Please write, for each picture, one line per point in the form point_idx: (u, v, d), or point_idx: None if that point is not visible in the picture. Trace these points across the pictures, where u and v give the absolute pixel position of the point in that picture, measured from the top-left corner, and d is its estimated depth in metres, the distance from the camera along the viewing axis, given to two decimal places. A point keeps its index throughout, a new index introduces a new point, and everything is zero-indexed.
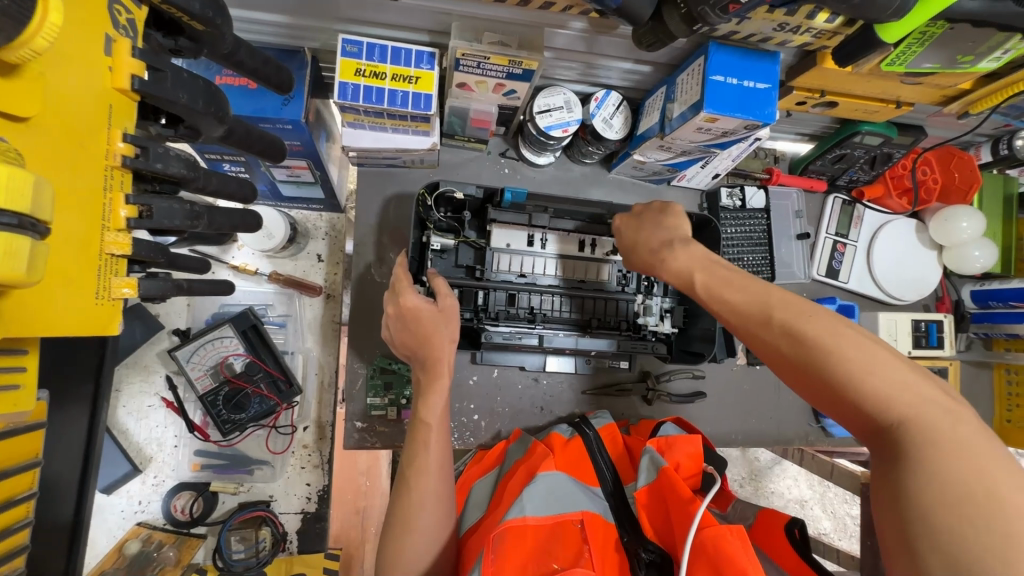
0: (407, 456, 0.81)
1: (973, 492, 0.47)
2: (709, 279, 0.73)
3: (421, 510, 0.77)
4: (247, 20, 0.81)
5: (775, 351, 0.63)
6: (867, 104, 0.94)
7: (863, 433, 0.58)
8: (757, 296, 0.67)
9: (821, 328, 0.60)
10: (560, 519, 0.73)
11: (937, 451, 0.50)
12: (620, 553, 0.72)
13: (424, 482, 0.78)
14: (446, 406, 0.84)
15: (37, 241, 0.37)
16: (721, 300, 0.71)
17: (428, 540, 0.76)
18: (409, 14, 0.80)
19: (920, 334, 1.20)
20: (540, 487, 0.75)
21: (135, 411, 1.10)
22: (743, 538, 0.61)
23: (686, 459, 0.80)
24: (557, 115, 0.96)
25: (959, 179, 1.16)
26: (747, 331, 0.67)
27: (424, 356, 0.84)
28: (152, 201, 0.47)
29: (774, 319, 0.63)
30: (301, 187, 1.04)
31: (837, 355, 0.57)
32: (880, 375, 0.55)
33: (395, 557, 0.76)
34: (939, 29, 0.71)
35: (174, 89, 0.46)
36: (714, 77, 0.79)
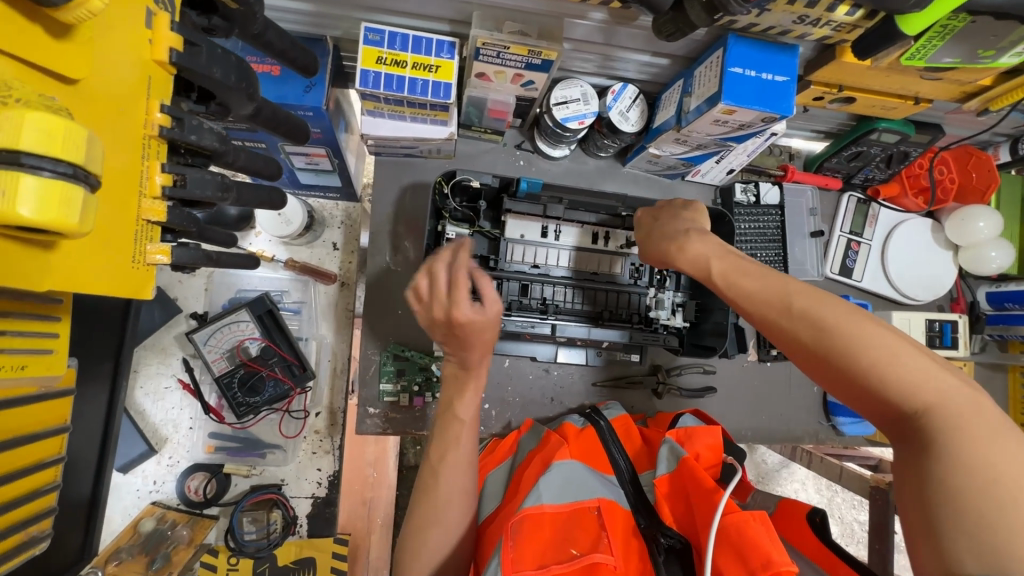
0: (438, 449, 0.82)
1: (1002, 478, 0.47)
2: (726, 279, 0.71)
3: (446, 509, 0.77)
4: (272, 7, 0.83)
5: (795, 343, 0.62)
6: (885, 100, 0.93)
7: (883, 420, 0.58)
8: (775, 285, 0.65)
9: (843, 318, 0.59)
10: (577, 506, 0.73)
11: (965, 437, 0.50)
12: (642, 538, 0.72)
13: (451, 479, 0.78)
14: (475, 412, 0.84)
15: (89, 194, 0.38)
16: (740, 289, 0.69)
17: (447, 534, 0.77)
18: (430, 3, 0.81)
19: (934, 334, 1.19)
20: (555, 474, 0.76)
21: (152, 393, 1.13)
22: (766, 525, 0.62)
23: (706, 450, 0.81)
24: (574, 107, 0.97)
25: (976, 180, 1.16)
26: (766, 322, 0.65)
27: (467, 360, 0.82)
28: (186, 171, 0.48)
29: (795, 311, 0.62)
30: (319, 174, 1.06)
31: (862, 343, 0.56)
32: (906, 365, 0.55)
33: (417, 550, 0.77)
34: (960, 22, 0.71)
35: (208, 64, 0.48)
36: (733, 69, 0.80)
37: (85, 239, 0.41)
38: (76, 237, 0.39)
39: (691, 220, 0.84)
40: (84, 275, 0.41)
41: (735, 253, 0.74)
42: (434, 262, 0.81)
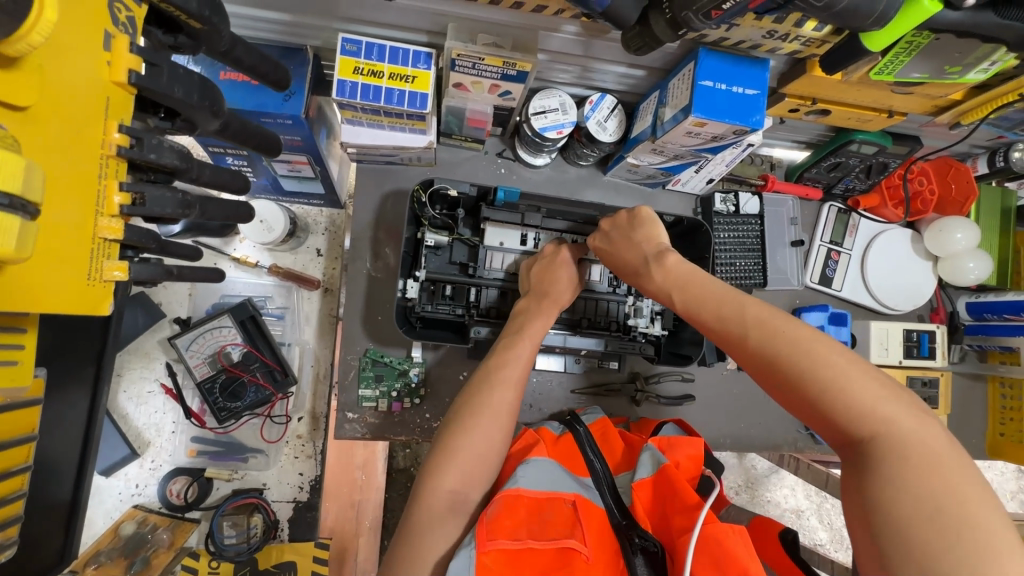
0: (495, 362, 0.85)
1: (942, 505, 0.47)
2: (685, 306, 0.73)
3: (490, 418, 0.78)
4: (250, 18, 0.84)
5: (753, 368, 0.64)
6: (860, 112, 0.94)
7: (838, 446, 0.59)
8: (732, 311, 0.67)
9: (795, 347, 0.60)
10: (554, 495, 0.74)
11: (908, 464, 0.50)
12: (616, 536, 0.73)
13: (501, 394, 0.81)
14: (536, 343, 0.88)
15: (27, 221, 0.39)
16: (701, 320, 0.71)
17: (484, 441, 0.76)
18: (406, 14, 0.82)
19: (912, 344, 1.20)
20: (534, 467, 0.77)
21: (135, 396, 1.13)
22: (744, 536, 0.63)
23: (686, 460, 0.81)
24: (552, 117, 0.98)
25: (955, 192, 1.16)
26: (727, 347, 0.68)
27: (545, 289, 0.93)
28: (145, 189, 0.49)
29: (751, 336, 0.64)
30: (302, 182, 1.07)
31: (811, 373, 0.58)
32: (854, 394, 0.56)
33: (451, 453, 0.75)
34: (925, 39, 0.71)
35: (169, 84, 0.49)
36: (704, 82, 0.81)
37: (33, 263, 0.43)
38: (15, 263, 0.40)
39: (646, 240, 0.83)
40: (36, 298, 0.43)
41: (695, 278, 0.75)
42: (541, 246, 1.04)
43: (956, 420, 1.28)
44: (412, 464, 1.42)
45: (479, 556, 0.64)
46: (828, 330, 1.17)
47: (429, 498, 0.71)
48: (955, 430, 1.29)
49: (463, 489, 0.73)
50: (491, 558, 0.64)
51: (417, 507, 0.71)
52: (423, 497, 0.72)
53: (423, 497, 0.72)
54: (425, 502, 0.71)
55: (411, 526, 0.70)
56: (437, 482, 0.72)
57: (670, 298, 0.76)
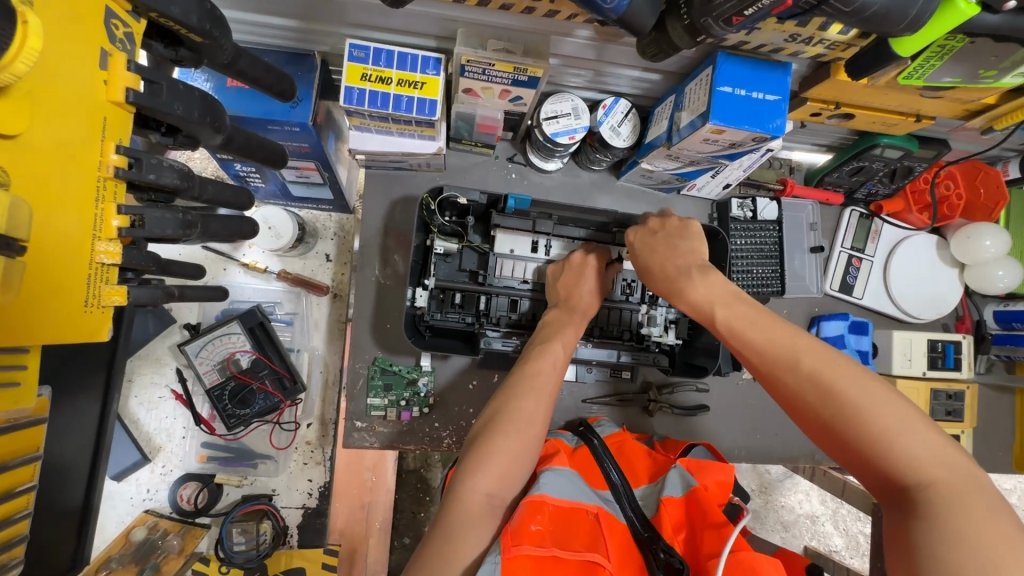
0: (531, 366, 0.84)
1: (1001, 553, 0.46)
2: (730, 328, 0.73)
3: (527, 422, 0.77)
4: (257, 25, 0.82)
5: (802, 403, 0.63)
6: (885, 116, 0.91)
7: (880, 491, 0.58)
8: (783, 342, 0.67)
9: (852, 384, 0.60)
10: (577, 506, 0.73)
11: (966, 510, 0.50)
12: (639, 550, 0.72)
13: (536, 399, 0.80)
14: (568, 352, 0.88)
15: (12, 260, 0.40)
16: (747, 341, 0.71)
17: (521, 445, 0.75)
18: (414, 19, 0.80)
19: (936, 355, 1.16)
20: (556, 475, 0.76)
21: (146, 401, 1.14)
22: (776, 565, 0.61)
23: (714, 486, 0.79)
24: (564, 122, 0.96)
25: (983, 196, 1.12)
26: (774, 379, 0.67)
27: (577, 303, 0.93)
28: (145, 211, 0.49)
29: (805, 369, 0.64)
30: (311, 187, 1.06)
31: (869, 411, 0.58)
32: (910, 434, 0.56)
33: (488, 453, 0.72)
34: (959, 43, 0.68)
35: (169, 102, 0.48)
36: (722, 88, 0.78)
37: (24, 295, 0.43)
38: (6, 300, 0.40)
39: (690, 252, 0.85)
40: (28, 328, 0.44)
41: (741, 300, 0.76)
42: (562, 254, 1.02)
43: (981, 431, 1.24)
44: (422, 466, 1.41)
45: (505, 561, 0.60)
46: (847, 340, 1.13)
47: (466, 499, 0.68)
48: (980, 442, 1.25)
49: (498, 492, 0.71)
50: (518, 563, 0.60)
51: (453, 507, 0.68)
52: (458, 497, 0.68)
53: (459, 498, 0.68)
54: (461, 503, 0.68)
55: (446, 526, 0.66)
56: (474, 482, 0.70)
57: (712, 324, 0.76)
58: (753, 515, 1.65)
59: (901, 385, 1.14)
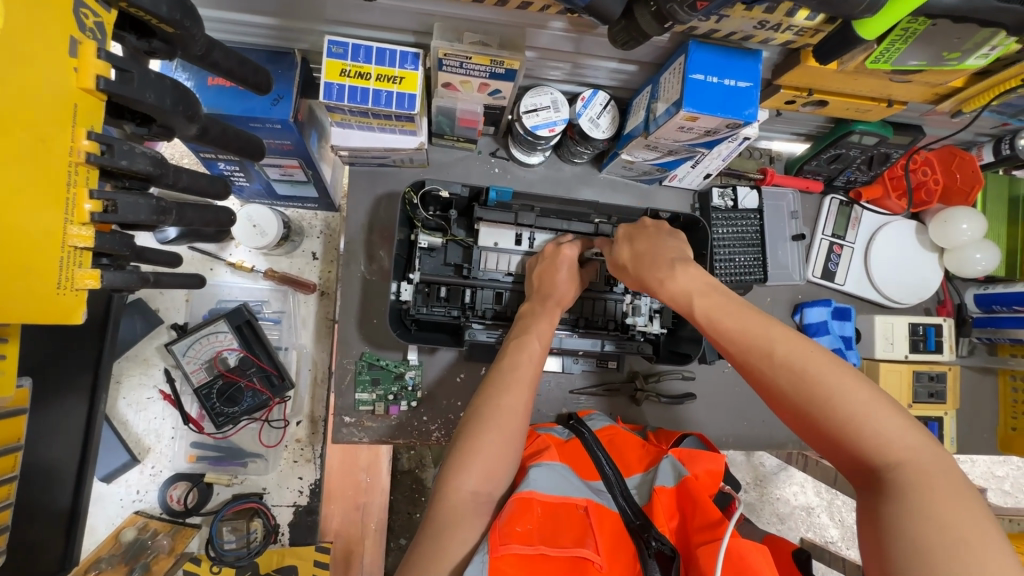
0: (509, 362, 0.83)
1: (964, 533, 0.47)
2: (708, 318, 0.73)
3: (507, 418, 0.76)
4: (235, 23, 0.83)
5: (776, 392, 0.64)
6: (858, 102, 0.92)
7: (853, 475, 0.59)
8: (757, 331, 0.67)
9: (823, 372, 0.61)
10: (566, 500, 0.73)
11: (933, 492, 0.51)
12: (631, 538, 0.72)
13: (515, 395, 0.79)
14: (546, 344, 0.87)
15: None
16: (724, 330, 0.71)
17: (502, 441, 0.74)
18: (391, 15, 0.81)
19: (918, 338, 1.17)
20: (545, 468, 0.76)
21: (134, 403, 1.14)
22: (765, 554, 0.61)
23: (705, 475, 0.78)
24: (544, 115, 0.97)
25: (960, 180, 1.14)
26: (749, 369, 0.67)
27: (554, 295, 0.92)
28: (117, 197, 0.50)
29: (778, 359, 0.64)
30: (295, 185, 1.06)
31: (839, 397, 0.59)
32: (879, 419, 0.57)
33: (471, 452, 0.72)
34: (922, 25, 0.69)
35: (140, 89, 0.49)
36: (694, 76, 0.79)
37: None
38: None
39: (669, 247, 0.85)
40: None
41: (717, 290, 0.76)
42: (541, 245, 1.03)
43: (965, 414, 1.26)
44: (417, 466, 1.42)
45: (492, 560, 0.60)
46: (832, 326, 1.16)
47: (451, 498, 0.69)
48: (965, 424, 1.26)
49: (484, 489, 0.71)
50: (506, 562, 0.61)
51: (440, 508, 0.68)
52: (444, 496, 0.69)
53: (445, 497, 0.69)
54: (447, 502, 0.69)
55: (435, 527, 0.67)
56: (459, 481, 0.70)
57: (691, 316, 0.76)
58: (748, 507, 1.65)
59: (884, 368, 1.15)
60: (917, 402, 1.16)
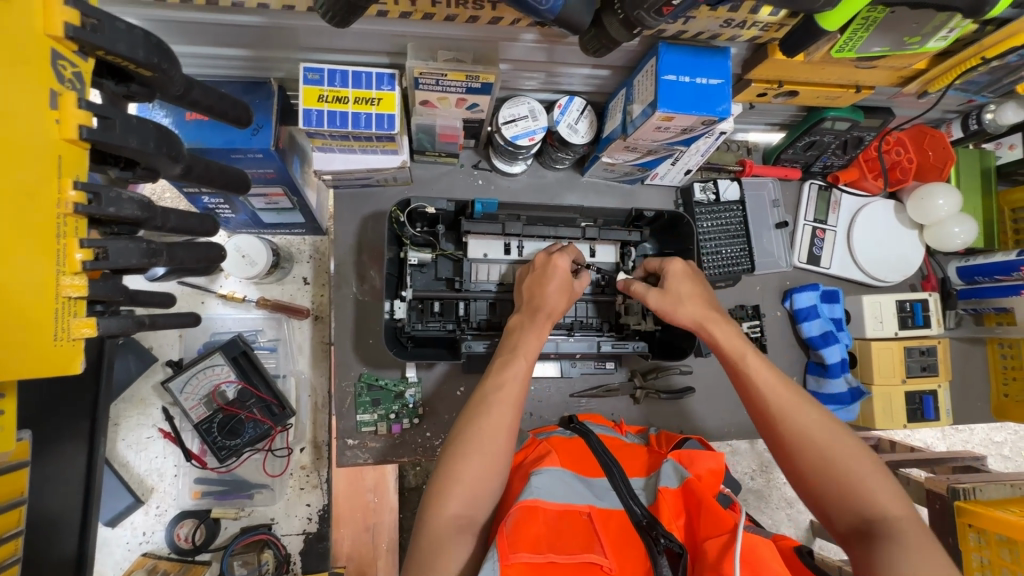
0: (494, 380, 0.82)
1: None
2: (750, 362, 0.78)
3: (489, 441, 0.75)
4: (210, 56, 0.84)
5: (801, 439, 0.68)
6: (827, 90, 0.95)
7: (846, 528, 0.63)
8: (792, 389, 0.74)
9: (846, 435, 0.68)
10: (570, 508, 0.74)
11: (933, 550, 0.56)
12: (639, 536, 0.72)
13: (498, 415, 0.78)
14: (531, 361, 0.86)
15: None
16: (760, 377, 0.76)
17: (485, 463, 0.74)
18: (366, 38, 0.81)
19: (906, 315, 1.19)
20: (548, 475, 0.77)
21: (135, 443, 1.13)
22: (774, 548, 0.62)
23: (707, 474, 0.80)
24: (523, 124, 0.98)
25: (933, 157, 1.16)
26: (779, 415, 0.71)
27: (544, 307, 0.92)
28: (107, 243, 0.50)
29: (808, 414, 0.70)
30: (282, 213, 1.07)
31: (858, 457, 0.65)
32: (886, 483, 0.63)
33: (451, 476, 0.72)
34: (881, 13, 0.72)
35: (123, 135, 0.49)
36: (666, 77, 0.80)
37: None
38: None
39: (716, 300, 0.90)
40: None
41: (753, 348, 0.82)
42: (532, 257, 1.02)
43: (958, 385, 1.29)
44: (423, 482, 1.41)
45: (504, 569, 0.61)
46: (821, 309, 1.19)
47: (433, 523, 0.69)
48: (957, 393, 1.29)
49: (468, 512, 0.71)
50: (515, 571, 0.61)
51: (421, 533, 0.68)
52: (427, 522, 0.69)
53: (427, 522, 0.69)
54: (429, 527, 0.69)
55: (418, 554, 0.67)
56: (440, 505, 0.70)
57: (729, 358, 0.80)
58: (757, 494, 1.66)
59: (875, 348, 1.17)
60: (911, 376, 1.17)
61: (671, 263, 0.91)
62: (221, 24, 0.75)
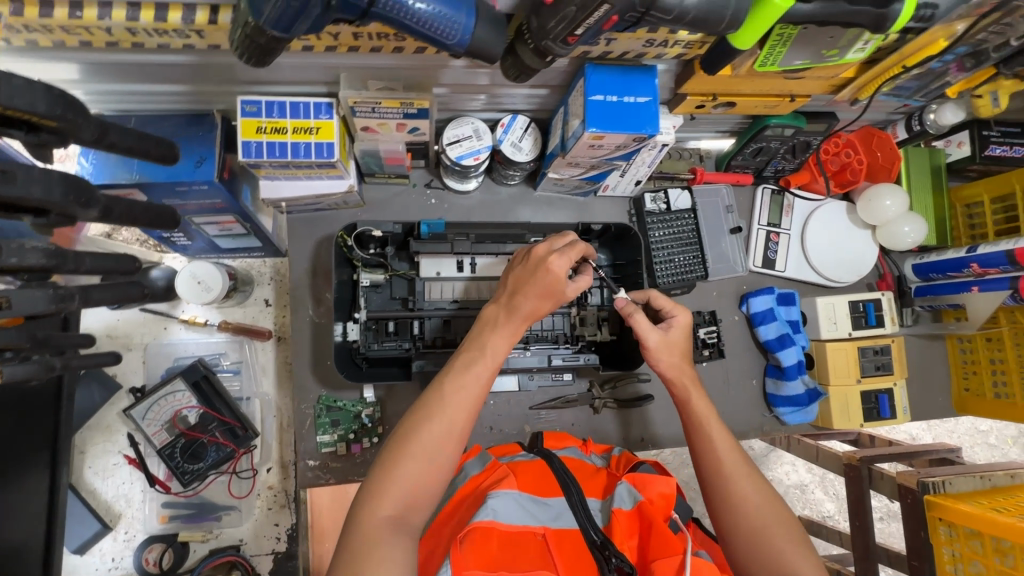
0: (452, 382, 0.76)
1: None
2: (703, 426, 0.84)
3: (434, 447, 0.72)
4: (150, 92, 0.85)
5: (738, 508, 0.75)
6: (762, 100, 0.96)
7: None
8: (738, 456, 0.80)
9: (777, 507, 0.75)
10: (525, 528, 0.75)
11: None
12: (592, 555, 0.74)
13: (449, 420, 0.73)
14: (494, 368, 0.79)
15: None
16: (710, 442, 0.82)
17: (426, 467, 0.71)
18: (300, 70, 0.83)
19: (859, 314, 1.20)
20: (506, 495, 0.78)
21: (101, 470, 1.15)
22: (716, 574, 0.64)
23: (659, 499, 0.79)
24: (467, 144, 1.00)
25: (881, 158, 1.16)
26: (723, 481, 0.78)
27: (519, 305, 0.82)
28: (12, 293, 0.52)
29: (747, 484, 0.77)
30: (237, 238, 1.08)
31: (784, 531, 0.72)
32: (806, 555, 0.71)
33: (389, 475, 0.69)
34: (793, 30, 0.73)
35: (26, 185, 0.51)
36: (594, 97, 0.82)
37: None
38: None
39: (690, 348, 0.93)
40: None
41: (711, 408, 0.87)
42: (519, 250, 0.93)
43: (919, 381, 1.30)
44: None
45: None
46: (779, 311, 1.20)
47: (364, 522, 0.67)
48: (917, 392, 1.30)
49: (402, 515, 0.68)
50: None
51: (354, 531, 0.66)
52: (359, 519, 0.67)
53: (359, 519, 0.67)
54: (360, 526, 0.66)
55: (349, 553, 0.64)
56: (374, 505, 0.68)
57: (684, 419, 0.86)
58: None
59: (829, 348, 1.18)
60: (866, 376, 1.18)
61: (683, 317, 0.92)
62: (153, 63, 0.77)
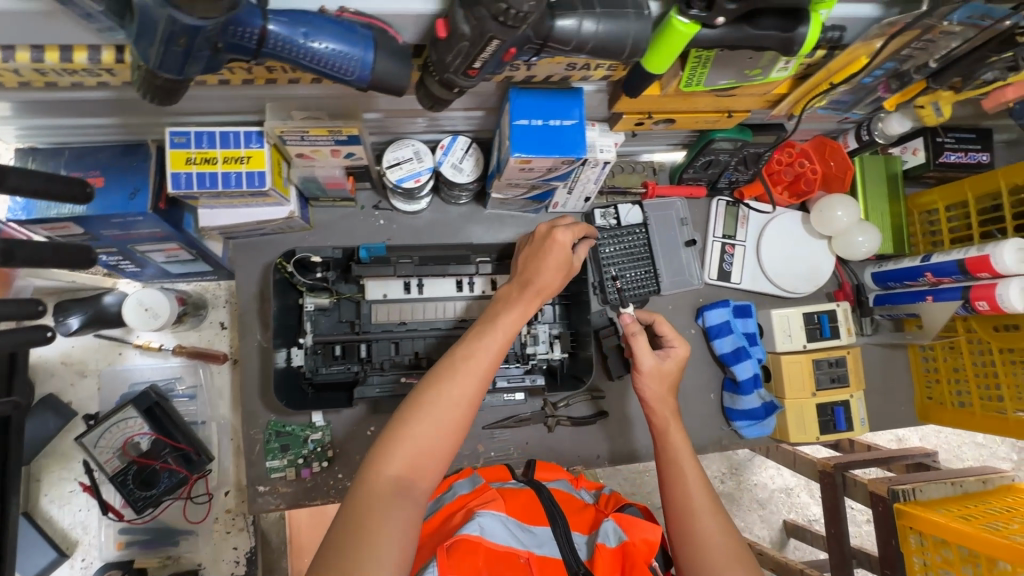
0: (463, 349, 0.72)
1: None
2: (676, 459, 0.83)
3: (447, 411, 0.67)
4: (81, 126, 0.86)
5: (699, 549, 0.74)
6: (700, 116, 0.95)
7: None
8: (708, 494, 0.79)
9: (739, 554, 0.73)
10: (509, 551, 0.71)
11: None
12: None
13: (462, 384, 0.69)
14: (509, 338, 0.75)
15: None
16: (681, 477, 0.81)
17: (434, 431, 0.66)
18: (226, 101, 0.83)
19: (814, 326, 1.19)
20: (495, 514, 0.74)
21: (57, 498, 1.15)
22: None
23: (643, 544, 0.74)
24: (408, 167, 0.99)
25: (835, 167, 1.18)
26: (688, 519, 0.76)
27: (536, 283, 0.80)
28: None
29: (712, 526, 0.75)
30: (186, 264, 1.08)
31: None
32: None
33: (399, 434, 0.65)
34: (709, 53, 0.72)
35: None
36: (519, 121, 0.81)
37: None
38: None
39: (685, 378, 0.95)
40: None
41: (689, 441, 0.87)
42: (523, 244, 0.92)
43: (881, 390, 1.29)
44: None
45: None
46: (734, 324, 1.19)
47: (370, 482, 0.63)
48: (879, 402, 1.29)
49: (410, 475, 0.64)
50: None
51: (357, 489, 0.62)
52: (364, 479, 0.63)
53: (365, 479, 0.63)
54: (366, 487, 0.62)
55: (351, 512, 0.61)
56: (382, 464, 0.63)
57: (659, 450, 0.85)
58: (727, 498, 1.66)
59: (785, 361, 1.17)
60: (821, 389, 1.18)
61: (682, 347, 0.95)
62: (74, 100, 0.77)
